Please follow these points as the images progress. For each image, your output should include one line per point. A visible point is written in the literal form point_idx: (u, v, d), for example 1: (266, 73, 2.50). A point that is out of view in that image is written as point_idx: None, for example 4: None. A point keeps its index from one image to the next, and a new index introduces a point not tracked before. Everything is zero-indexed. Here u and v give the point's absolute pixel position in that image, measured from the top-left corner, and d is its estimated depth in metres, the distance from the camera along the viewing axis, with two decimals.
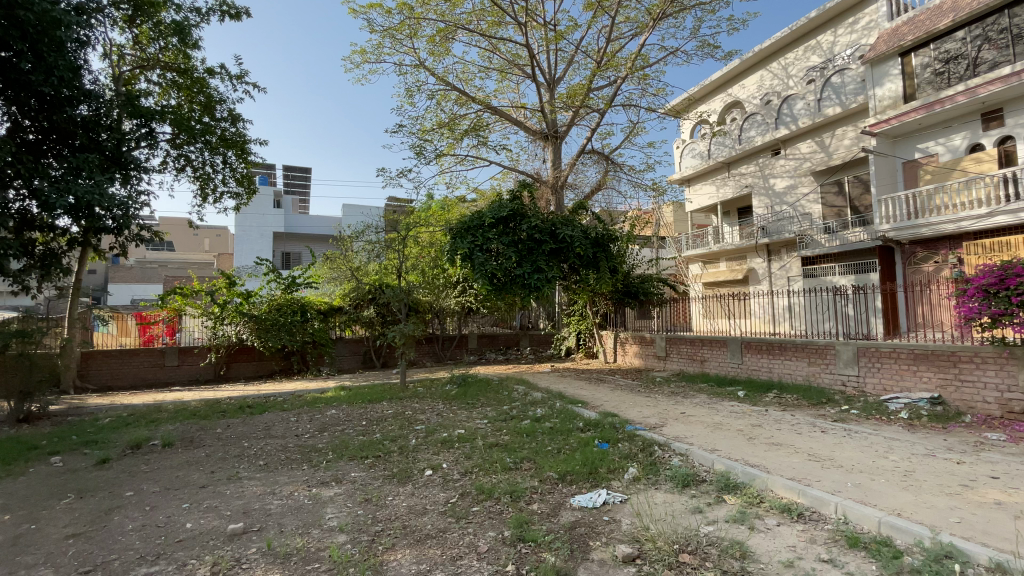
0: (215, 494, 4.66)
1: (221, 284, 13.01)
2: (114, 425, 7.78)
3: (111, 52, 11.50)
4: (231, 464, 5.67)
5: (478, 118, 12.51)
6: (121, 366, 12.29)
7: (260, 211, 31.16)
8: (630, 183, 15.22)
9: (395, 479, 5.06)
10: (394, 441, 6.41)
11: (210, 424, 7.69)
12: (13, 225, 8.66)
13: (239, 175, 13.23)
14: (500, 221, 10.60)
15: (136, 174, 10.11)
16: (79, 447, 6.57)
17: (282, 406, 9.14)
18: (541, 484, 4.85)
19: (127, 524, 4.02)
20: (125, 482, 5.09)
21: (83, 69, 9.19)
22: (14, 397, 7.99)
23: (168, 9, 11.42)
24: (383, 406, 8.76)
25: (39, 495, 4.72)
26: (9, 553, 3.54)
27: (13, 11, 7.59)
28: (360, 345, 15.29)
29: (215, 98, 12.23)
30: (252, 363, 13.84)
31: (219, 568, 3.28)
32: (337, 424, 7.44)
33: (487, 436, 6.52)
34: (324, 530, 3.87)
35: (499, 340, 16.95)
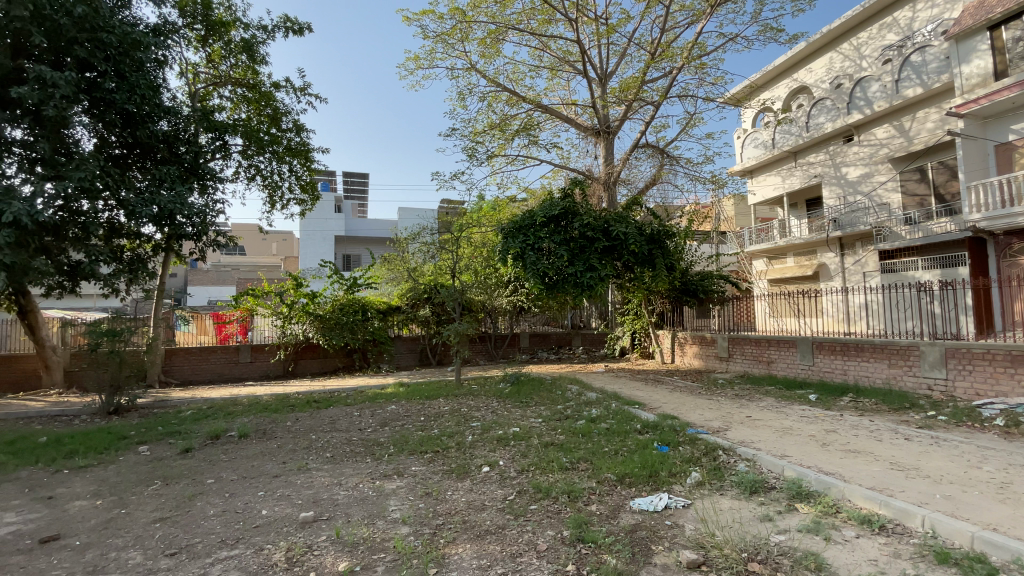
0: (287, 484, 4.93)
1: (289, 286, 13.78)
2: (195, 417, 8.42)
3: (188, 71, 12.44)
4: (301, 455, 5.98)
5: (529, 117, 12.48)
6: (201, 363, 13.30)
7: (323, 216, 32.75)
8: (688, 177, 14.69)
9: (454, 474, 5.14)
10: (452, 438, 6.52)
11: (280, 417, 8.16)
12: (103, 232, 9.58)
13: (303, 182, 13.94)
14: (551, 220, 10.52)
15: (212, 184, 10.94)
16: (164, 437, 7.16)
17: (345, 401, 9.55)
18: (600, 486, 4.77)
19: (209, 509, 4.32)
20: (205, 470, 5.49)
21: (163, 88, 10.09)
22: (107, 390, 8.82)
23: (237, 28, 12.27)
24: (440, 402, 8.95)
25: (130, 482, 5.18)
26: (106, 533, 3.90)
27: (97, 34, 8.60)
28: (416, 343, 15.73)
29: (281, 110, 12.98)
30: (317, 359, 14.58)
31: (292, 554, 3.45)
32: (397, 420, 7.68)
33: (542, 435, 6.49)
34: (387, 521, 3.99)
35: (551, 339, 16.90)
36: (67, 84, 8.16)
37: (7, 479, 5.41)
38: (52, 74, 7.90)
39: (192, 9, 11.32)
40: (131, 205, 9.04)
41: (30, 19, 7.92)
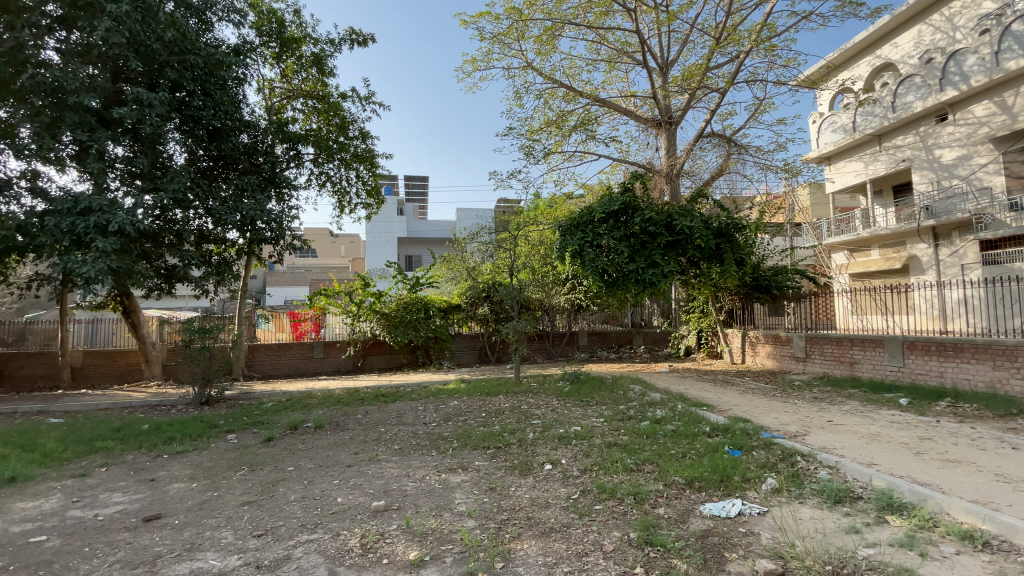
0: (359, 473, 5.17)
1: (357, 285, 14.43)
2: (275, 408, 9.05)
3: (265, 87, 13.29)
4: (371, 446, 6.26)
5: (586, 112, 12.30)
6: (280, 358, 14.25)
7: (386, 219, 34.08)
8: (757, 166, 13.89)
9: (517, 470, 5.17)
10: (513, 434, 6.56)
11: (350, 410, 8.59)
12: (193, 238, 10.47)
13: (369, 187, 14.54)
14: (611, 216, 10.29)
15: (287, 192, 11.68)
16: (249, 426, 7.74)
17: (410, 396, 9.88)
18: (667, 489, 4.62)
19: (290, 495, 4.62)
20: (285, 458, 5.88)
21: (242, 103, 10.87)
22: (199, 382, 9.67)
23: (307, 43, 12.99)
24: (500, 399, 9.05)
25: (220, 466, 5.65)
26: (201, 514, 4.26)
27: (185, 57, 9.45)
28: (476, 341, 15.95)
29: (348, 119, 13.63)
30: (384, 355, 15.19)
31: (367, 541, 3.61)
32: (460, 415, 7.86)
33: (605, 435, 6.39)
34: (454, 514, 4.08)
35: (610, 338, 16.62)
36: (160, 104, 9.01)
37: (119, 461, 6.07)
38: (148, 95, 8.75)
39: (267, 28, 12.14)
40: (217, 213, 9.85)
41: (129, 47, 8.80)
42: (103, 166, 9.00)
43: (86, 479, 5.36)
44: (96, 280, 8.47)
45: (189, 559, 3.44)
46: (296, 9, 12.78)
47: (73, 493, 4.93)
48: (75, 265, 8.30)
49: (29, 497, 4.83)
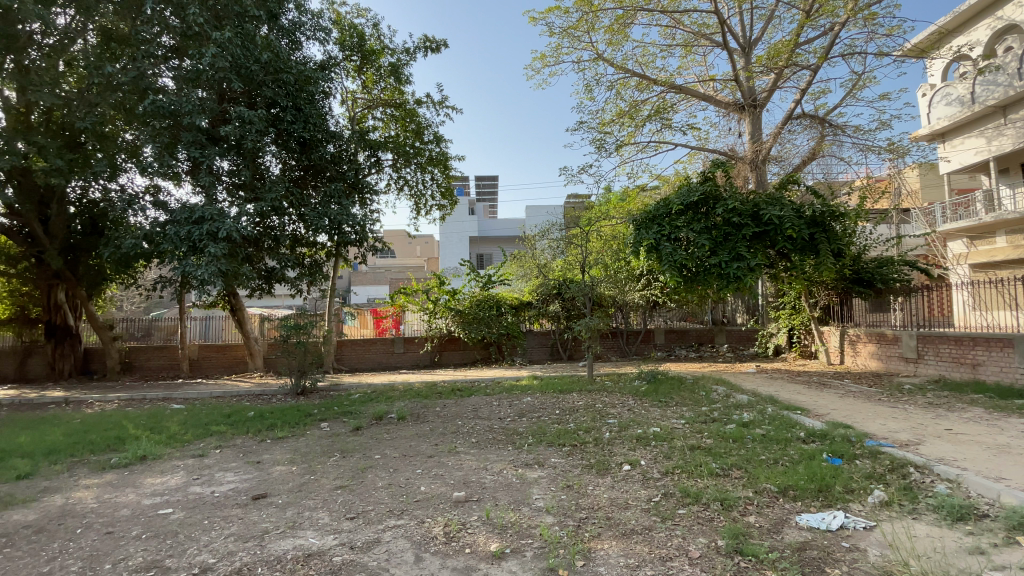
0: (440, 464, 5.36)
1: (433, 284, 15.01)
2: (362, 400, 9.63)
3: (348, 99, 14.11)
4: (450, 439, 6.47)
5: (661, 100, 11.84)
6: (364, 352, 15.18)
7: (459, 220, 35.00)
8: (856, 147, 12.64)
9: (594, 469, 5.10)
10: (589, 433, 6.47)
11: (430, 403, 8.93)
12: (289, 242, 11.36)
13: (443, 189, 15.03)
14: (689, 207, 9.82)
15: (369, 196, 12.39)
16: (338, 416, 8.30)
17: (485, 391, 10.10)
18: (757, 496, 4.34)
19: (377, 481, 4.89)
20: (372, 447, 6.23)
21: (328, 115, 11.65)
22: (296, 373, 10.52)
23: (386, 54, 13.65)
24: (575, 397, 8.97)
25: (315, 452, 6.10)
26: (301, 495, 4.63)
27: (279, 75, 10.34)
28: (548, 337, 15.92)
29: (423, 124, 14.19)
30: (459, 351, 15.63)
31: (449, 530, 3.73)
32: (534, 411, 7.90)
33: (686, 437, 6.11)
34: (532, 509, 4.11)
35: (689, 336, 15.92)
36: (259, 120, 9.91)
37: (229, 444, 6.75)
38: (249, 113, 9.64)
39: (350, 42, 12.96)
40: (309, 218, 10.65)
41: (232, 69, 9.75)
42: (213, 179, 10.03)
43: (203, 459, 6.01)
44: (209, 282, 9.47)
45: (291, 536, 3.75)
46: (375, 23, 13.47)
47: (193, 471, 5.55)
48: (192, 268, 9.33)
49: (159, 473, 5.51)
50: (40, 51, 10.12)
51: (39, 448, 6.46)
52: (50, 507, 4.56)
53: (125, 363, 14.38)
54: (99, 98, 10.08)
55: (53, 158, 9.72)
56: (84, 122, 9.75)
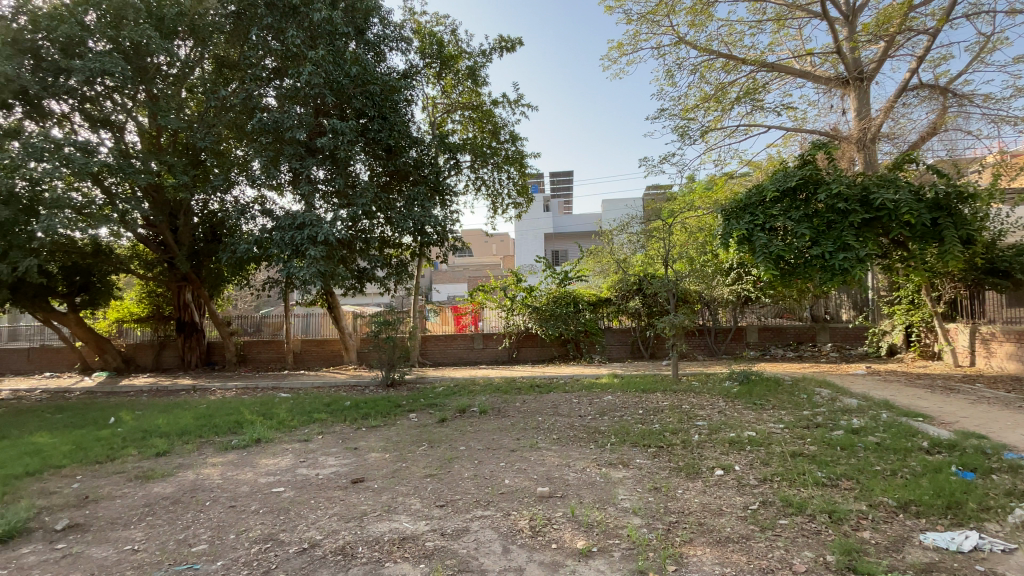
0: (522, 459, 5.42)
1: (511, 281, 15.24)
2: (446, 393, 10.00)
3: (429, 105, 14.66)
4: (532, 434, 6.52)
5: (751, 79, 11.04)
6: (447, 348, 15.80)
7: (534, 216, 35.19)
8: (988, 118, 10.98)
9: (683, 472, 4.89)
10: (676, 435, 6.22)
11: (510, 398, 9.07)
12: (377, 244, 12.05)
13: (520, 187, 15.16)
14: (786, 193, 9.04)
15: (449, 197, 12.82)
16: (425, 407, 8.69)
17: (564, 387, 10.06)
18: (872, 510, 3.92)
19: (464, 472, 5.06)
20: (458, 438, 6.45)
21: (411, 122, 12.18)
22: (387, 367, 11.16)
23: (463, 58, 14.01)
24: (660, 397, 8.67)
25: (406, 441, 6.44)
26: (394, 481, 4.91)
27: (367, 87, 10.95)
28: (628, 335, 15.50)
29: (500, 124, 14.44)
30: (536, 348, 15.66)
31: (535, 524, 3.77)
32: (616, 410, 7.74)
33: (786, 443, 5.66)
34: (618, 509, 4.03)
35: (786, 334, 14.79)
36: (350, 130, 10.58)
37: (329, 430, 7.33)
38: (341, 124, 10.33)
39: (430, 50, 13.46)
40: (395, 221, 11.25)
41: (326, 85, 10.52)
42: (311, 188, 10.90)
43: (308, 444, 6.58)
44: (310, 282, 10.32)
45: (387, 520, 3.98)
46: (453, 29, 13.87)
47: (299, 454, 6.08)
48: (295, 270, 10.22)
49: (271, 455, 6.10)
50: (166, 81, 11.54)
51: (175, 429, 7.42)
52: (184, 481, 5.22)
53: (240, 355, 16.10)
54: (215, 119, 11.30)
55: (179, 175, 11.05)
56: (204, 141, 10.98)
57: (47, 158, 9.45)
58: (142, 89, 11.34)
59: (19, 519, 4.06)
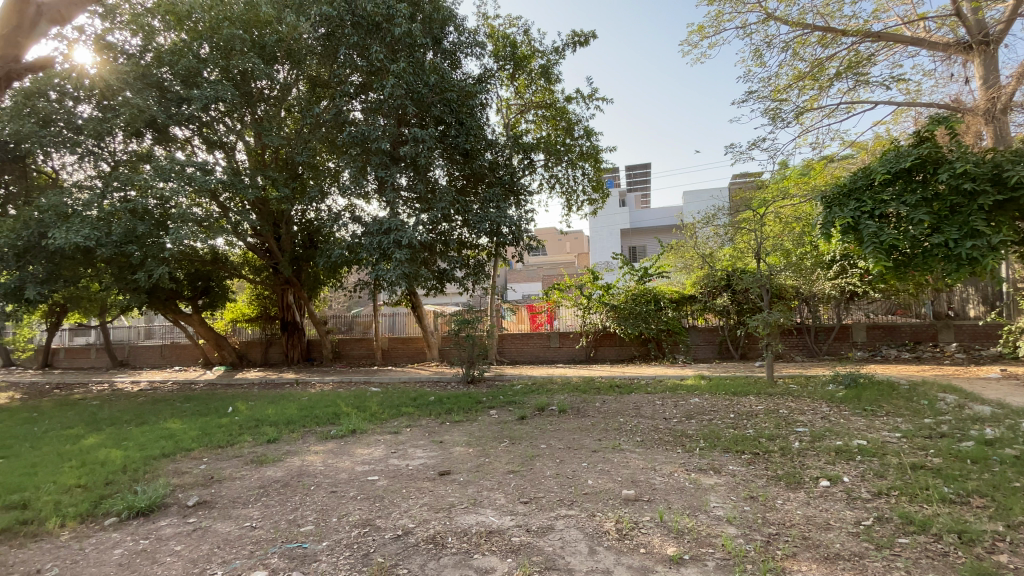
0: (606, 460, 5.34)
1: (587, 279, 15.06)
2: (525, 391, 10.09)
3: (503, 107, 14.86)
4: (614, 435, 6.39)
5: (853, 51, 10.01)
6: (525, 346, 15.97)
7: (610, 212, 34.49)
8: None
9: (783, 481, 4.55)
10: (773, 441, 5.81)
11: (589, 398, 8.97)
12: (456, 245, 12.43)
13: (595, 182, 14.94)
14: (899, 175, 7.65)
15: (523, 197, 12.93)
16: (504, 404, 8.84)
17: (646, 388, 9.76)
18: (1011, 532, 3.41)
19: (546, 470, 5.08)
20: (538, 436, 6.48)
21: (486, 125, 12.46)
22: (467, 364, 11.55)
23: (536, 57, 14.06)
24: (752, 400, 8.16)
25: (488, 437, 6.60)
26: (480, 476, 5.03)
27: (445, 94, 11.34)
28: (715, 334, 14.72)
29: (574, 121, 14.34)
30: (615, 347, 15.31)
31: (622, 527, 3.69)
32: (704, 413, 7.38)
33: (904, 454, 5.06)
34: (711, 517, 3.84)
35: (901, 333, 13.22)
36: (430, 138, 11.01)
37: (416, 424, 7.68)
38: (422, 133, 10.80)
39: (505, 52, 13.63)
40: (472, 223, 11.56)
41: (408, 96, 11.03)
42: (395, 194, 11.46)
43: (398, 436, 6.96)
44: (396, 283, 10.90)
45: (474, 513, 4.09)
46: (526, 29, 13.99)
47: (390, 445, 6.44)
48: (383, 272, 10.85)
49: (365, 445, 6.52)
50: (268, 103, 12.69)
51: (282, 419, 8.18)
52: (292, 467, 5.73)
53: (335, 352, 17.38)
54: (310, 136, 12.27)
55: (280, 188, 12.14)
56: (301, 156, 11.96)
57: (173, 177, 10.82)
58: (247, 112, 12.57)
59: (159, 494, 4.68)
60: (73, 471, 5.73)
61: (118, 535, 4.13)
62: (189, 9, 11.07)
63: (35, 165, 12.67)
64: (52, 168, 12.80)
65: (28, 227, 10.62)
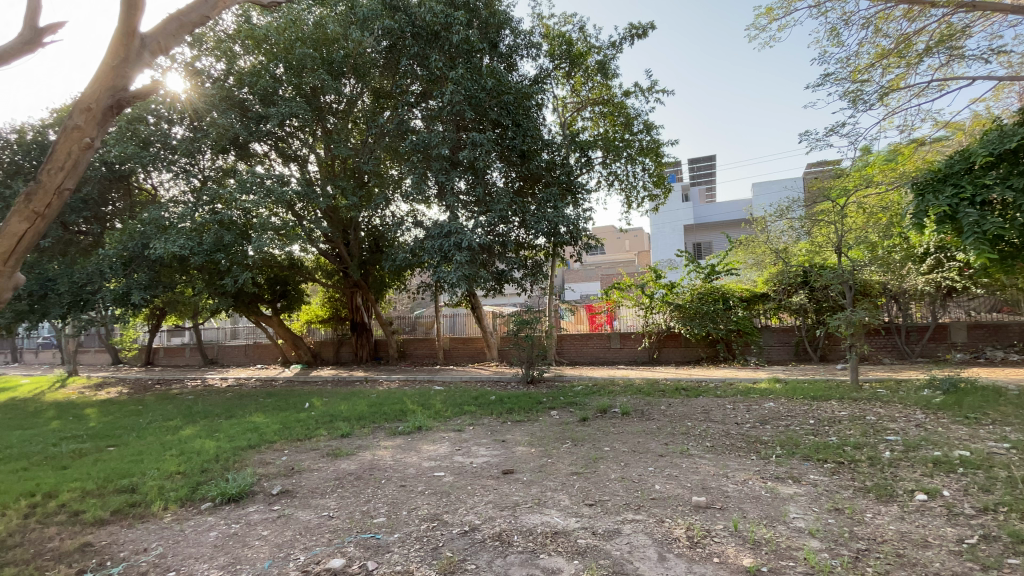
0: (673, 464, 5.17)
1: (649, 278, 14.63)
2: (586, 392, 10.00)
3: (559, 105, 14.79)
4: (682, 439, 6.18)
5: (946, 23, 9.04)
6: (585, 347, 15.81)
7: (672, 208, 33.42)
8: None
9: (873, 494, 4.20)
10: (860, 450, 5.37)
11: (654, 401, 8.72)
12: (514, 246, 12.51)
13: (655, 178, 14.53)
14: (1005, 156, 6.71)
15: (582, 196, 12.83)
16: (565, 405, 8.80)
17: (715, 392, 9.35)
18: None
19: (611, 473, 4.99)
20: (601, 438, 6.40)
21: (542, 125, 12.50)
22: (527, 364, 11.60)
23: (592, 53, 13.88)
24: (834, 405, 7.61)
25: (550, 438, 6.58)
26: (544, 476, 5.04)
27: (502, 97, 11.44)
28: (790, 335, 13.87)
29: (633, 115, 14.04)
30: (680, 348, 14.81)
31: (693, 535, 3.56)
32: (780, 418, 6.97)
33: (1016, 467, 4.51)
34: (791, 528, 3.61)
35: (1009, 333, 11.96)
36: (488, 141, 11.15)
37: (478, 423, 7.81)
38: (480, 137, 10.96)
39: (560, 50, 13.50)
40: (530, 223, 11.59)
41: (466, 101, 11.23)
42: (455, 199, 11.73)
43: (462, 434, 7.12)
44: (457, 285, 11.13)
45: (539, 513, 4.11)
46: (581, 26, 13.85)
47: (455, 443, 6.59)
48: (445, 275, 11.12)
49: (431, 442, 6.72)
50: (336, 116, 13.40)
51: (353, 415, 8.59)
52: (364, 461, 6.01)
53: (401, 352, 18.06)
54: (375, 145, 12.84)
55: (348, 195, 12.80)
56: (367, 165, 12.52)
57: (254, 190, 11.68)
58: (318, 126, 13.37)
59: (247, 482, 5.07)
60: (174, 459, 6.34)
61: (213, 519, 4.52)
62: (265, 32, 11.92)
63: (138, 183, 14.15)
64: (152, 185, 14.23)
65: (133, 239, 11.90)
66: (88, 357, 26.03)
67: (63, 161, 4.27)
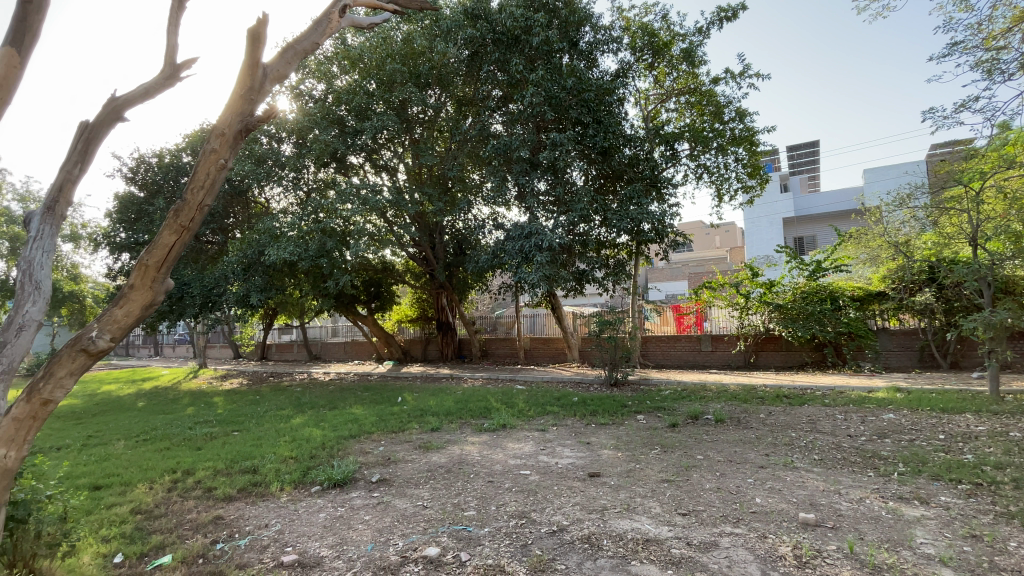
0: (776, 477, 4.81)
1: (744, 276, 13.73)
2: (675, 396, 9.59)
3: (642, 99, 14.38)
4: (785, 451, 5.73)
5: None
6: (673, 349, 15.20)
7: (770, 200, 31.13)
8: None
9: (1019, 520, 3.61)
10: (1003, 471, 4.64)
11: (751, 408, 8.16)
12: (595, 245, 12.39)
13: (749, 169, 13.62)
14: None
15: (667, 191, 12.38)
16: (652, 409, 8.51)
17: (823, 400, 8.55)
18: None
19: (705, 482, 4.75)
20: (693, 446, 6.11)
21: (625, 120, 12.25)
22: (610, 366, 11.36)
23: (677, 42, 13.33)
24: (970, 419, 6.64)
25: (637, 442, 6.40)
26: (633, 480, 4.94)
27: (583, 95, 11.34)
28: (913, 338, 12.33)
29: (723, 103, 13.29)
30: (781, 352, 13.72)
31: (800, 554, 3.29)
32: (902, 432, 6.21)
33: None
34: (918, 554, 3.21)
35: None
36: (568, 140, 11.10)
37: (562, 423, 7.81)
38: (561, 136, 10.94)
39: (643, 42, 13.00)
40: (612, 221, 11.38)
41: (546, 102, 11.33)
42: (535, 200, 11.88)
43: (546, 433, 7.17)
44: (538, 285, 11.18)
45: (628, 519, 4.02)
46: (664, 15, 13.35)
47: (539, 442, 6.65)
48: (526, 275, 11.21)
49: (516, 441, 6.80)
50: (423, 125, 14.07)
51: (441, 410, 8.96)
52: (453, 455, 6.25)
53: (484, 351, 18.57)
54: (459, 151, 13.31)
55: (434, 200, 13.42)
56: (452, 171, 13.01)
57: (352, 199, 12.58)
58: (407, 136, 14.13)
59: (350, 470, 5.48)
60: (287, 445, 7.03)
61: (321, 501, 4.95)
62: (359, 52, 12.82)
63: (253, 198, 15.78)
64: (264, 199, 15.79)
65: (252, 246, 13.37)
66: (214, 351, 29.62)
67: (203, 180, 4.41)
